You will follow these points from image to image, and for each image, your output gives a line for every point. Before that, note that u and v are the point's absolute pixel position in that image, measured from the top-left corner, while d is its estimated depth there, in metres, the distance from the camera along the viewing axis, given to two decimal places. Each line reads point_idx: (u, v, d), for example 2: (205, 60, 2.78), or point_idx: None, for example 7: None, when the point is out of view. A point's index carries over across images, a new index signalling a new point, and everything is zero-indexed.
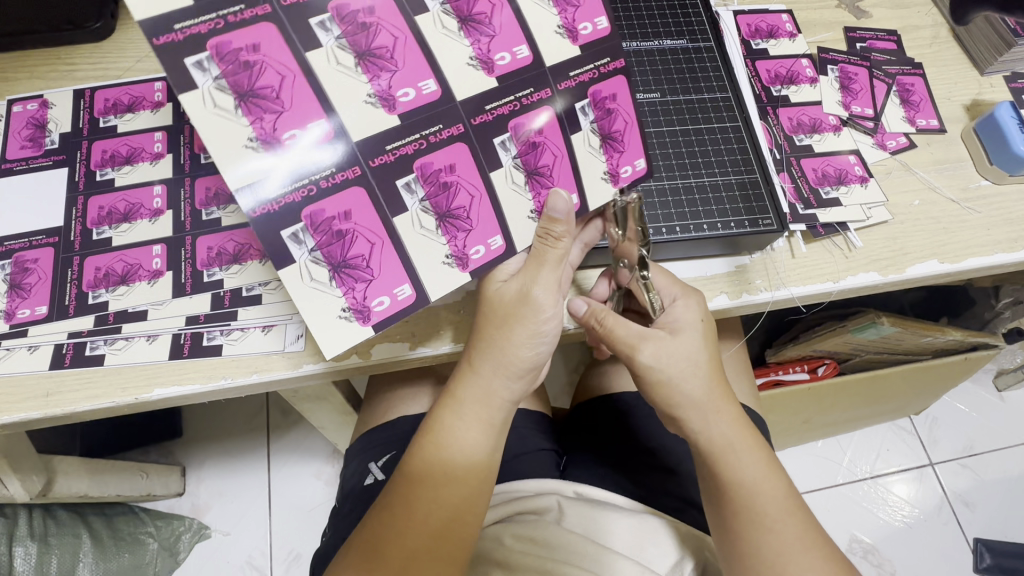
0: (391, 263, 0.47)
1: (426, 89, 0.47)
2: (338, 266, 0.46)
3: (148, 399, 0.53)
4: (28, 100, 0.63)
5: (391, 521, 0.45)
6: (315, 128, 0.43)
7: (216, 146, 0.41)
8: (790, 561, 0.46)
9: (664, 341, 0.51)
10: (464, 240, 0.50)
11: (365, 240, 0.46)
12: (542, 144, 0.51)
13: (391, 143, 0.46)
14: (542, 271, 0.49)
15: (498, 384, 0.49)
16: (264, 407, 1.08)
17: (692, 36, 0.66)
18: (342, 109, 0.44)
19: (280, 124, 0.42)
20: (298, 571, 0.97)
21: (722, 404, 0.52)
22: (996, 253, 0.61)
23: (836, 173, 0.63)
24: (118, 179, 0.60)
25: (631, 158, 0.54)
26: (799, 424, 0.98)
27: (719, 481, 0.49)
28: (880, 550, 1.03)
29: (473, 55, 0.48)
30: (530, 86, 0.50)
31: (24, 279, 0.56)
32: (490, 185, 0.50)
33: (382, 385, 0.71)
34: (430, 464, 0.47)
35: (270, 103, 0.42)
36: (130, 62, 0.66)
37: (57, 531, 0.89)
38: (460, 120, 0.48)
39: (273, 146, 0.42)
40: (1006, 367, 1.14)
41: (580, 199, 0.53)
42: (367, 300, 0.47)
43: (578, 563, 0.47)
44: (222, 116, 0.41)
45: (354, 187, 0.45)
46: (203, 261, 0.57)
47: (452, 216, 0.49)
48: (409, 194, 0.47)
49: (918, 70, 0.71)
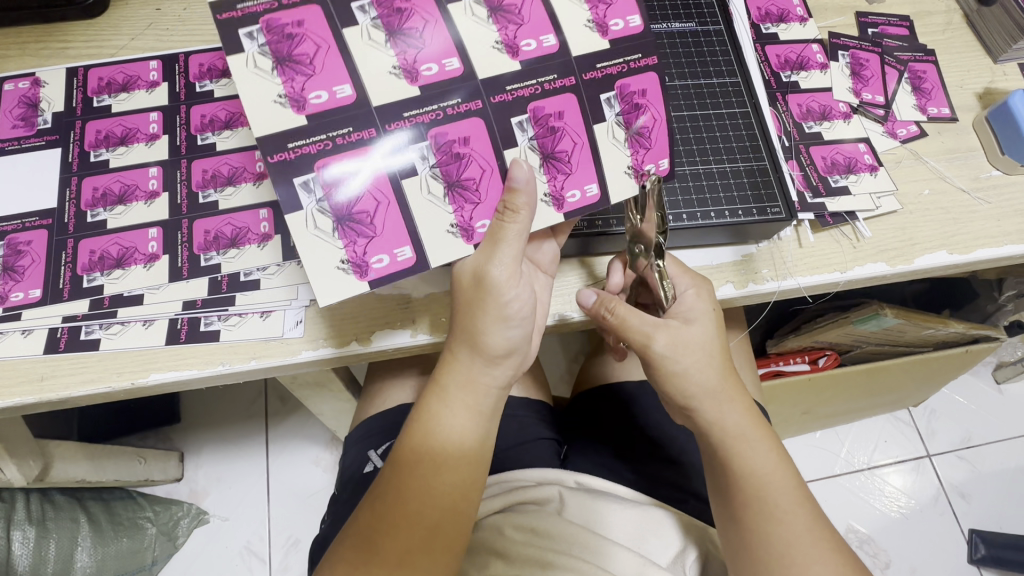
0: (396, 223, 0.46)
1: (450, 67, 0.47)
2: (343, 218, 0.45)
3: (144, 384, 0.53)
4: (19, 78, 0.61)
5: (383, 511, 0.45)
6: (340, 90, 0.45)
7: (251, 100, 0.43)
8: (801, 554, 0.45)
9: (679, 331, 0.51)
10: (471, 211, 0.47)
11: (372, 198, 0.46)
12: (561, 131, 0.49)
13: (409, 111, 0.46)
14: (500, 249, 0.46)
15: (480, 370, 0.48)
16: (262, 393, 1.08)
17: (701, 19, 0.65)
18: (367, 76, 0.45)
19: (308, 85, 0.44)
20: (297, 556, 0.97)
21: (735, 395, 0.51)
22: (1006, 245, 0.60)
23: (846, 162, 0.62)
24: (112, 160, 0.59)
25: (656, 157, 0.52)
26: (799, 415, 0.98)
27: (732, 471, 0.49)
28: (876, 540, 1.03)
29: (500, 39, 0.48)
30: (554, 73, 0.49)
31: (18, 261, 0.55)
32: (501, 161, 0.48)
33: (380, 372, 0.70)
34: (419, 453, 0.46)
35: (302, 66, 0.44)
36: (125, 40, 0.64)
37: (55, 515, 0.89)
38: (480, 97, 0.47)
39: (299, 102, 0.44)
40: (1006, 359, 1.14)
41: (599, 190, 0.51)
42: (367, 255, 0.46)
43: (580, 555, 0.47)
44: (259, 75, 0.43)
45: (369, 148, 0.45)
46: (200, 245, 0.56)
47: (461, 186, 0.47)
48: (421, 160, 0.46)
49: (930, 56, 0.69)
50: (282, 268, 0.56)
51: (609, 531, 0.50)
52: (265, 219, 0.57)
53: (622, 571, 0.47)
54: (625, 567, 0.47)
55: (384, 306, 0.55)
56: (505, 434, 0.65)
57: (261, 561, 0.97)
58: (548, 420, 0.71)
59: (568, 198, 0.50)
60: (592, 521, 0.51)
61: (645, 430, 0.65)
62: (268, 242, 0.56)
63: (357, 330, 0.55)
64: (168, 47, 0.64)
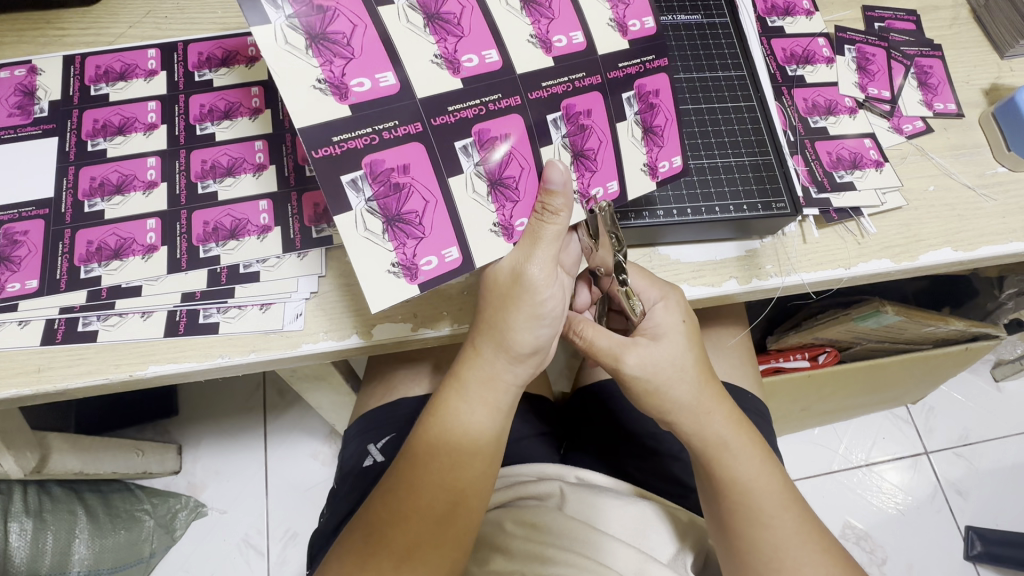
0: (444, 223, 0.45)
1: (488, 59, 0.46)
2: (393, 218, 0.44)
3: (142, 376, 0.52)
4: (15, 66, 0.61)
5: (395, 503, 0.44)
6: (383, 79, 0.43)
7: (285, 83, 0.40)
8: (787, 557, 0.45)
9: (647, 349, 0.50)
10: (511, 210, 0.47)
11: (420, 197, 0.44)
12: (590, 128, 0.49)
13: (453, 104, 0.45)
14: (538, 248, 0.46)
15: (502, 367, 0.48)
16: (260, 386, 1.07)
17: (707, 11, 0.64)
18: (410, 64, 0.43)
19: (349, 70, 0.41)
20: (295, 550, 0.97)
21: (715, 405, 0.50)
22: (1010, 242, 0.59)
23: (851, 157, 0.62)
24: (110, 149, 0.58)
25: (670, 154, 0.53)
26: (798, 412, 0.98)
27: (716, 481, 0.49)
28: (873, 536, 1.03)
29: (533, 34, 0.47)
30: (583, 71, 0.49)
31: (14, 252, 0.54)
32: (539, 159, 0.48)
33: (379, 366, 0.70)
34: (435, 446, 0.46)
35: (340, 48, 0.41)
36: (123, 28, 0.63)
37: (52, 506, 0.88)
38: (518, 92, 0.47)
39: (340, 89, 0.41)
40: (1006, 358, 1.13)
41: (620, 186, 0.51)
42: (416, 257, 0.44)
43: (579, 551, 0.47)
44: (291, 52, 0.40)
45: (414, 143, 0.44)
46: (199, 236, 0.55)
47: (503, 184, 0.47)
48: (466, 157, 0.45)
49: (937, 52, 0.69)
50: (282, 260, 0.55)
51: (609, 526, 0.50)
52: (265, 211, 0.56)
53: (623, 567, 0.46)
54: (626, 563, 0.47)
55: None
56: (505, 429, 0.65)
57: (259, 553, 0.97)
58: (548, 417, 0.71)
59: (593, 195, 0.50)
60: (593, 516, 0.50)
61: (645, 426, 0.65)
62: (268, 233, 0.55)
63: (357, 323, 0.54)
64: (167, 35, 0.63)
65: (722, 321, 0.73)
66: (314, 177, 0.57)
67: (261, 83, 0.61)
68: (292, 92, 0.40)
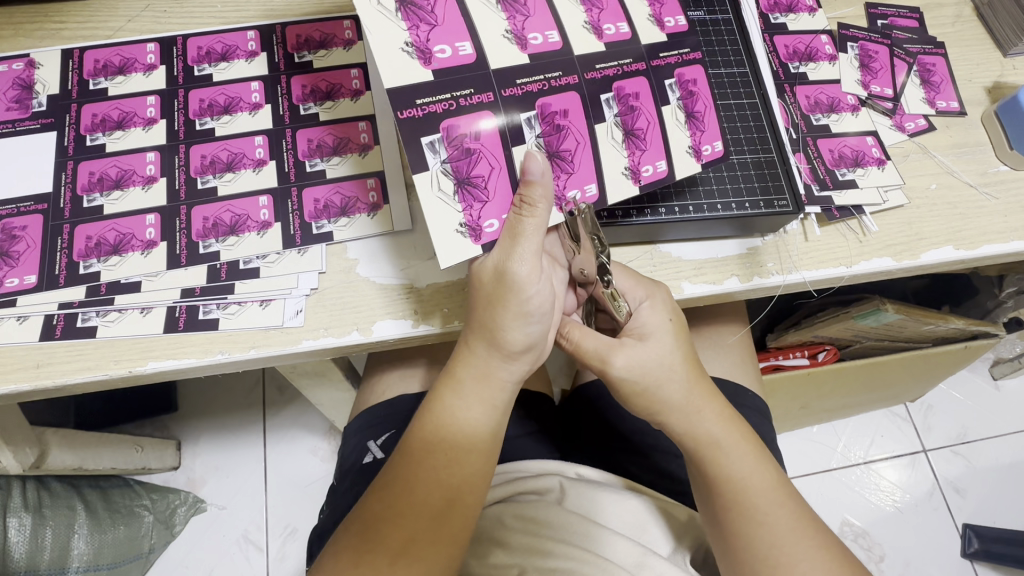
0: (508, 189, 0.47)
1: (551, 38, 0.49)
2: (462, 181, 0.46)
3: (141, 372, 0.52)
4: (13, 59, 0.60)
5: (389, 500, 0.44)
6: (462, 48, 0.47)
7: (377, 42, 0.45)
8: (784, 553, 0.45)
9: (634, 349, 0.50)
10: (564, 181, 0.49)
11: (487, 162, 0.47)
12: (638, 109, 0.51)
13: (521, 78, 0.48)
14: (520, 245, 0.45)
15: (497, 365, 0.47)
16: (260, 382, 1.07)
17: (709, 7, 0.64)
18: (484, 38, 0.48)
19: (433, 37, 0.46)
20: (293, 546, 0.97)
21: (706, 402, 0.51)
22: (1011, 240, 0.59)
23: (853, 155, 0.61)
24: (109, 144, 0.58)
25: (711, 138, 0.53)
26: (797, 409, 0.98)
27: (708, 478, 0.49)
28: (871, 534, 1.04)
29: (587, 20, 0.51)
30: (630, 56, 0.51)
31: (12, 247, 0.54)
32: (594, 135, 0.50)
33: (381, 363, 0.69)
34: (430, 443, 0.46)
35: (426, 16, 0.46)
36: (122, 22, 0.62)
37: (51, 502, 0.87)
38: (575, 72, 0.50)
39: (424, 54, 0.46)
40: (1004, 356, 1.14)
41: (669, 166, 0.52)
42: (480, 220, 0.47)
43: (580, 545, 0.47)
44: (384, 15, 0.45)
45: (484, 110, 0.47)
46: (198, 232, 0.55)
47: (558, 156, 0.49)
48: (529, 129, 0.48)
49: (940, 49, 0.69)
50: (282, 256, 0.55)
51: (609, 521, 0.50)
52: (265, 207, 0.56)
53: (623, 560, 0.47)
54: (626, 555, 0.47)
55: (386, 297, 0.55)
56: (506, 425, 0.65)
57: (258, 549, 0.97)
58: (550, 413, 0.71)
59: (643, 172, 0.51)
60: (593, 510, 0.50)
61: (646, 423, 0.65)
62: (268, 229, 0.55)
63: (358, 319, 0.54)
64: (166, 29, 0.62)
65: (724, 318, 0.73)
66: (315, 173, 0.57)
67: (261, 78, 0.60)
68: (383, 52, 0.45)
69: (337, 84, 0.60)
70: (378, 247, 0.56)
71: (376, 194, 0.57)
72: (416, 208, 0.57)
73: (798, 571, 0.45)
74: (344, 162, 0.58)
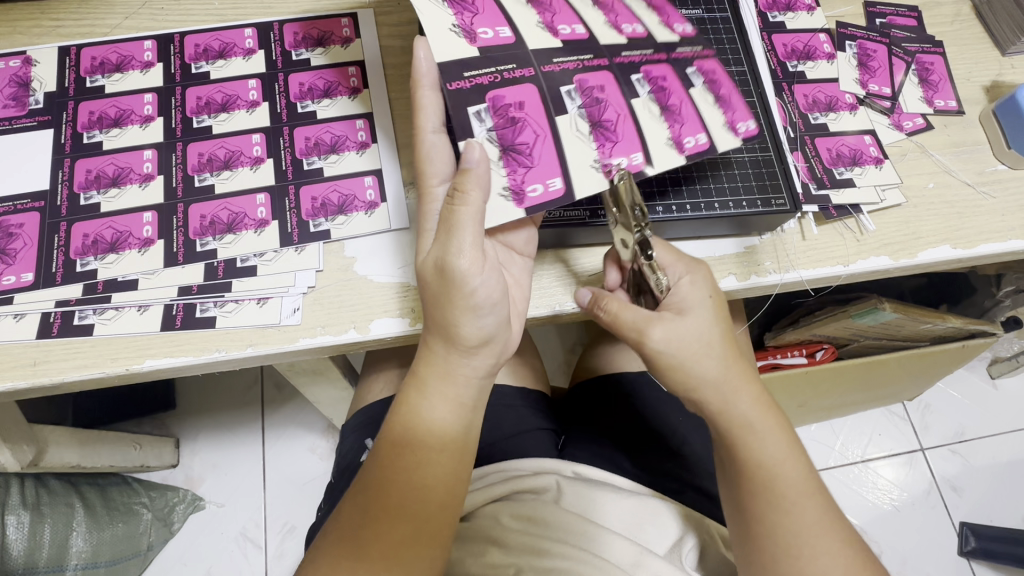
0: (551, 156, 0.48)
1: (578, 30, 0.52)
2: (507, 147, 0.47)
3: (139, 370, 0.52)
4: (10, 57, 0.60)
5: (361, 514, 0.44)
6: (502, 31, 0.50)
7: (427, 22, 0.48)
8: (807, 545, 0.45)
9: (673, 323, 0.49)
10: (609, 149, 0.49)
11: (531, 130, 0.48)
12: (668, 89, 0.52)
13: (558, 58, 0.50)
14: (456, 238, 0.43)
15: (457, 361, 0.46)
16: (258, 380, 1.07)
17: (708, 6, 0.64)
18: (521, 26, 0.50)
19: (476, 22, 0.49)
20: (292, 543, 0.98)
21: (743, 384, 0.50)
22: (1009, 240, 0.59)
23: (851, 154, 0.61)
24: (106, 142, 0.58)
25: (744, 115, 0.53)
26: (794, 408, 0.98)
27: (743, 464, 0.48)
28: (868, 532, 1.04)
29: (606, 20, 0.53)
30: (650, 48, 0.53)
31: (8, 245, 0.54)
32: (632, 108, 0.51)
33: (380, 359, 0.70)
34: (396, 450, 0.45)
35: (468, 5, 0.49)
36: (119, 19, 0.62)
37: (49, 500, 0.86)
38: (605, 56, 0.52)
39: (470, 35, 0.48)
40: (1002, 355, 1.14)
41: (709, 139, 0.51)
42: (524, 183, 0.47)
43: (576, 544, 0.47)
44: (433, 3, 0.48)
45: (527, 84, 0.49)
46: (196, 229, 0.55)
47: (601, 126, 0.50)
48: (570, 100, 0.49)
49: (938, 48, 0.69)
50: (280, 254, 0.55)
51: (606, 520, 0.50)
52: (263, 204, 0.56)
53: (620, 559, 0.47)
54: (623, 555, 0.47)
55: (384, 295, 0.55)
56: (503, 422, 0.65)
57: (257, 546, 0.97)
58: (549, 411, 0.71)
59: (685, 144, 0.51)
60: (589, 510, 0.51)
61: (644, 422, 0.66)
62: (265, 228, 0.55)
63: (355, 317, 0.54)
64: (163, 26, 0.62)
65: None
66: (314, 171, 0.57)
67: (259, 76, 0.60)
68: (433, 31, 0.48)
69: (335, 81, 0.60)
70: (375, 245, 0.56)
71: (373, 192, 0.57)
72: (414, 205, 0.57)
73: (818, 564, 0.45)
74: (342, 159, 0.58)
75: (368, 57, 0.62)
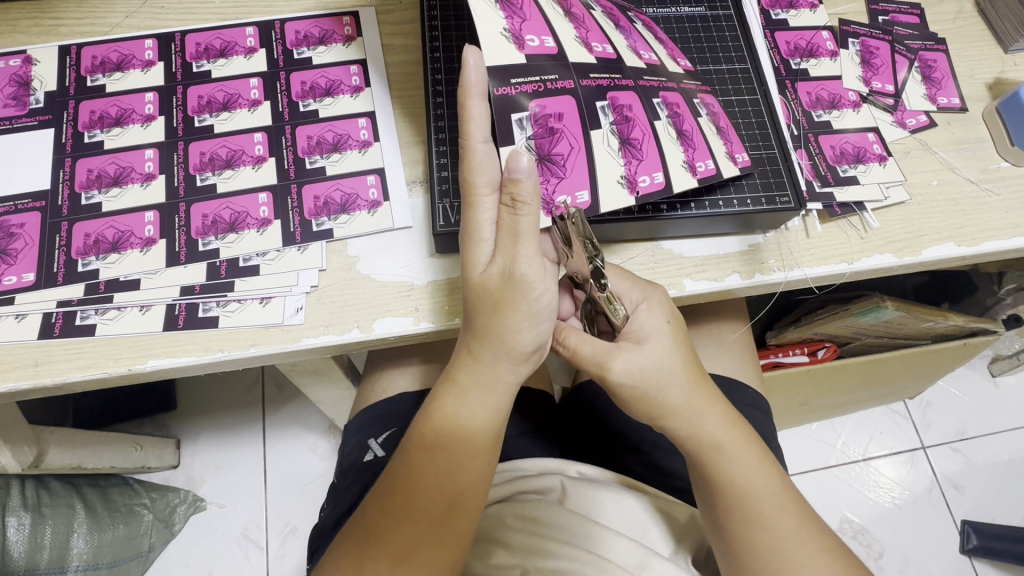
0: (583, 168, 0.49)
1: (608, 49, 0.53)
2: (543, 156, 0.49)
3: (142, 370, 0.51)
4: (10, 56, 0.60)
5: (393, 515, 0.43)
6: (547, 41, 0.50)
7: (480, 25, 0.47)
8: (787, 558, 0.46)
9: (633, 353, 0.47)
10: (635, 167, 0.51)
11: (567, 142, 0.49)
12: (682, 115, 0.54)
13: (594, 74, 0.51)
14: (520, 245, 0.42)
15: (503, 369, 0.45)
16: (260, 380, 1.07)
17: (710, 4, 0.64)
18: (562, 38, 0.51)
19: (524, 28, 0.49)
20: (293, 544, 0.97)
21: (708, 406, 0.49)
22: (1013, 237, 0.59)
23: (854, 151, 0.61)
24: (108, 141, 0.57)
25: (739, 148, 0.55)
26: (796, 407, 0.98)
27: (717, 486, 0.48)
28: (870, 530, 1.04)
29: (627, 45, 0.55)
30: (665, 78, 0.55)
31: (9, 245, 0.54)
32: (655, 130, 0.52)
33: (381, 359, 0.69)
34: (432, 453, 0.45)
35: (516, 10, 0.49)
36: (120, 18, 0.62)
37: (50, 501, 0.87)
38: (630, 76, 0.53)
39: (518, 41, 0.49)
40: (1003, 353, 1.14)
41: (716, 166, 0.53)
42: (554, 194, 0.49)
43: (581, 545, 0.47)
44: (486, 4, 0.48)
45: (566, 96, 0.50)
46: (198, 229, 0.55)
47: (628, 143, 0.51)
48: (604, 116, 0.51)
49: (941, 45, 0.68)
50: (282, 254, 0.55)
51: (610, 521, 0.50)
52: (265, 203, 0.56)
53: (625, 560, 0.47)
54: (628, 556, 0.47)
55: (387, 295, 0.54)
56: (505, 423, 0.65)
57: (258, 548, 0.97)
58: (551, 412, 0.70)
59: (697, 168, 0.53)
60: (594, 511, 0.50)
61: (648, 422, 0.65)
62: (267, 227, 0.55)
63: (358, 316, 0.54)
64: (165, 25, 0.62)
65: (725, 315, 0.72)
66: (316, 169, 0.57)
67: (261, 75, 0.60)
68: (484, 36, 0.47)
69: (337, 81, 0.60)
70: (377, 245, 0.56)
71: (376, 191, 0.57)
72: (417, 205, 0.57)
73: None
74: (344, 158, 0.57)
75: (371, 55, 0.61)
